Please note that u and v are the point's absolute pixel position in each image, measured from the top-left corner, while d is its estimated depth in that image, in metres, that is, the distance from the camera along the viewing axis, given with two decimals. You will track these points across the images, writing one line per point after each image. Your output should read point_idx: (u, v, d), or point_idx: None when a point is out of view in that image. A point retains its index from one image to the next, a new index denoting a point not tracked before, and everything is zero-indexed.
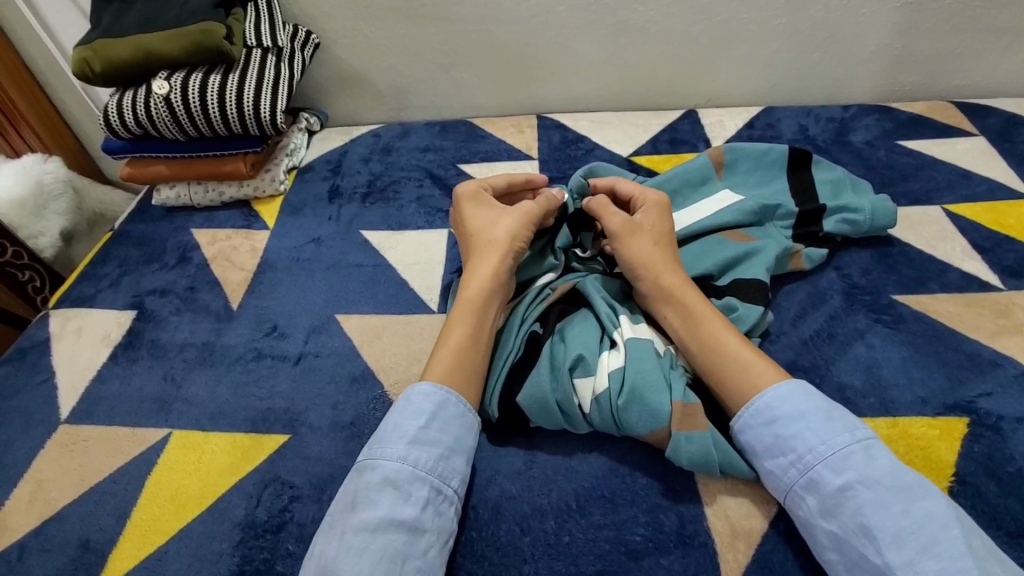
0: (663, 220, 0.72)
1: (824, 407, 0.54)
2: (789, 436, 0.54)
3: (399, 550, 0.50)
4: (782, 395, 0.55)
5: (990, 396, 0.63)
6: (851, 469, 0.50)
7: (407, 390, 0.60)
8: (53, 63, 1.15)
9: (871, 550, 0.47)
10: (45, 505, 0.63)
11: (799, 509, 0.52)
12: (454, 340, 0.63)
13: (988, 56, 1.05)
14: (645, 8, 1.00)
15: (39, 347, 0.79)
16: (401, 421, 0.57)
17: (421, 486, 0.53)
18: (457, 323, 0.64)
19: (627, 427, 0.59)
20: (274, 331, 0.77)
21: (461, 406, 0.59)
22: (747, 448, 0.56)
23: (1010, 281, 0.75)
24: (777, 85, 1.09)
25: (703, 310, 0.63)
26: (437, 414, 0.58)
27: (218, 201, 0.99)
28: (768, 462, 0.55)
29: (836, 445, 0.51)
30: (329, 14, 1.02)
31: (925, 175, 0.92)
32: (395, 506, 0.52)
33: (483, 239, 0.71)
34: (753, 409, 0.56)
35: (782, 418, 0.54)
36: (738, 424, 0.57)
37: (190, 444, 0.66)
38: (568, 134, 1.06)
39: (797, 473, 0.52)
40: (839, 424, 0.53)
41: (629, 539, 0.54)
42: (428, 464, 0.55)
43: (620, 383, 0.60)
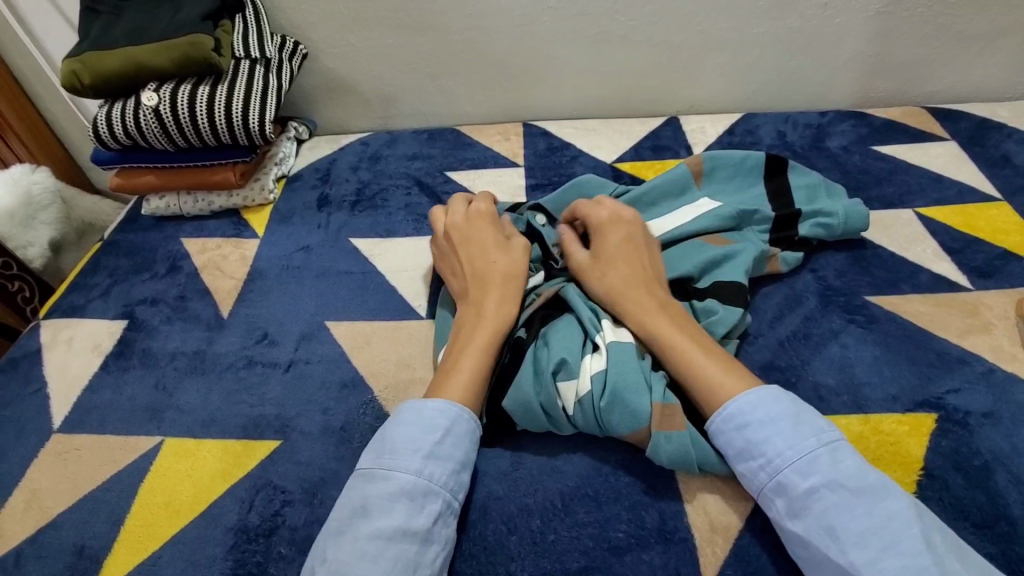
0: (618, 234, 0.73)
1: (793, 411, 0.55)
2: (759, 441, 0.55)
3: (412, 559, 0.51)
4: (751, 402, 0.56)
5: (958, 393, 0.66)
6: (818, 472, 0.51)
7: (419, 402, 0.60)
8: (38, 70, 1.15)
9: (835, 551, 0.49)
10: (41, 513, 0.64)
11: (771, 510, 0.54)
12: (473, 359, 0.63)
13: (958, 62, 1.08)
14: (626, 18, 1.02)
15: (31, 357, 0.80)
16: (415, 434, 0.57)
17: (434, 499, 0.55)
18: (478, 343, 0.64)
19: (609, 428, 0.61)
20: (265, 338, 0.78)
21: (473, 423, 0.60)
22: (720, 452, 0.58)
23: (978, 282, 0.78)
24: (757, 91, 1.12)
25: (662, 327, 0.64)
26: (451, 429, 0.58)
27: (208, 210, 1.00)
28: (740, 465, 0.56)
29: (803, 449, 0.53)
30: (316, 24, 1.04)
31: (898, 179, 0.95)
32: (409, 517, 0.53)
33: (498, 260, 0.72)
34: (720, 419, 0.57)
35: (752, 424, 0.56)
36: (711, 430, 0.58)
37: (183, 451, 0.68)
38: (553, 141, 1.08)
39: (767, 475, 0.54)
40: (807, 429, 0.54)
41: (612, 536, 0.56)
42: (441, 477, 0.56)
43: (602, 386, 0.62)
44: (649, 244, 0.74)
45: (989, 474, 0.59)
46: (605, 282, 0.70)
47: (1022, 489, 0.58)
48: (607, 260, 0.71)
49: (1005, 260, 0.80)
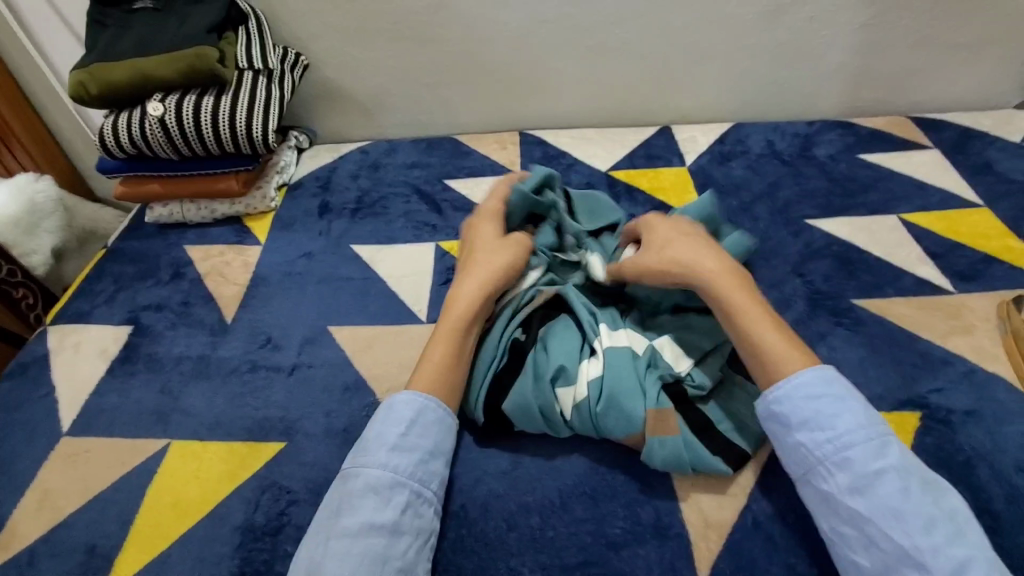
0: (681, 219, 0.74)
1: (862, 398, 0.58)
2: (832, 416, 0.56)
3: (380, 552, 0.53)
4: (828, 378, 0.58)
5: (941, 392, 0.68)
6: (887, 456, 0.54)
7: (389, 398, 0.63)
8: (36, 69, 1.15)
9: (899, 531, 0.51)
10: (51, 513, 0.65)
11: (823, 484, 0.55)
12: (437, 351, 0.65)
13: (942, 73, 1.12)
14: (620, 31, 1.05)
15: (39, 362, 0.81)
16: (382, 429, 0.60)
17: (401, 491, 0.57)
18: (441, 335, 0.66)
19: (605, 431, 0.63)
20: (268, 343, 0.80)
21: (441, 412, 0.62)
22: (783, 418, 0.58)
23: (960, 285, 0.81)
24: (747, 101, 1.15)
25: (737, 295, 0.63)
26: (417, 421, 0.61)
27: (211, 218, 1.02)
28: (802, 435, 0.57)
29: (876, 432, 0.55)
30: (318, 36, 1.07)
31: (884, 187, 0.98)
32: (375, 511, 0.55)
33: (476, 259, 0.74)
34: (795, 388, 0.58)
35: (827, 399, 0.57)
36: (777, 395, 0.59)
37: (189, 454, 0.69)
38: (549, 149, 1.10)
39: (832, 449, 0.55)
40: (875, 417, 0.57)
41: (609, 531, 0.58)
42: (407, 469, 0.58)
43: (598, 392, 0.64)
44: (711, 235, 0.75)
45: (972, 469, 0.62)
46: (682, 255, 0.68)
47: (1001, 484, 0.60)
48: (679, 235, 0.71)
49: (986, 264, 0.83)
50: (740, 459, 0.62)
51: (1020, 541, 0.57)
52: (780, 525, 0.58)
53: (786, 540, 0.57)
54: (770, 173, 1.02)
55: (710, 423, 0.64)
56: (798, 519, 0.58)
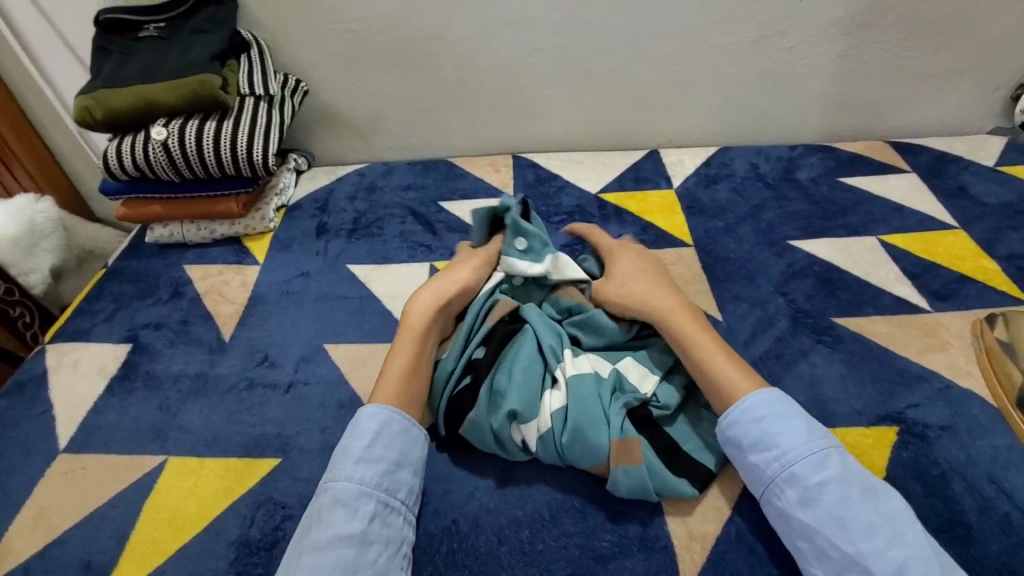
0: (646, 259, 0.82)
1: (804, 413, 0.61)
2: (775, 434, 0.60)
3: (349, 562, 0.54)
4: (770, 398, 0.62)
5: (918, 407, 0.71)
6: (828, 468, 0.57)
7: (355, 414, 0.65)
8: (38, 91, 1.18)
9: (845, 541, 0.53)
10: (47, 529, 0.66)
11: (776, 499, 0.58)
12: (398, 360, 0.69)
13: (917, 100, 1.17)
14: (609, 60, 1.10)
15: (37, 380, 0.83)
16: (348, 443, 0.62)
17: (368, 501, 0.58)
18: (399, 346, 0.70)
19: (571, 459, 0.64)
20: (266, 361, 0.82)
21: (405, 423, 0.64)
22: (734, 441, 0.62)
23: (936, 304, 0.84)
24: (732, 127, 1.19)
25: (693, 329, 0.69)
26: (381, 433, 0.63)
27: (210, 238, 1.04)
28: (752, 455, 0.60)
29: (816, 446, 0.58)
30: (317, 63, 1.11)
31: (863, 210, 1.02)
32: (344, 523, 0.56)
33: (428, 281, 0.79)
34: (742, 410, 0.62)
35: (770, 419, 0.60)
36: (727, 419, 0.62)
37: (186, 470, 0.70)
38: (541, 172, 1.14)
39: (779, 466, 0.58)
40: (817, 430, 0.60)
41: (597, 545, 0.60)
42: (374, 479, 0.60)
43: (564, 422, 0.65)
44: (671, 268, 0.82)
45: (946, 482, 0.64)
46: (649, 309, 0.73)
47: (975, 496, 0.63)
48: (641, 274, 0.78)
49: (961, 283, 0.87)
50: (701, 481, 0.63)
51: (991, 551, 0.59)
52: (762, 538, 0.60)
53: (769, 552, 0.59)
54: (754, 195, 1.06)
55: (673, 444, 0.65)
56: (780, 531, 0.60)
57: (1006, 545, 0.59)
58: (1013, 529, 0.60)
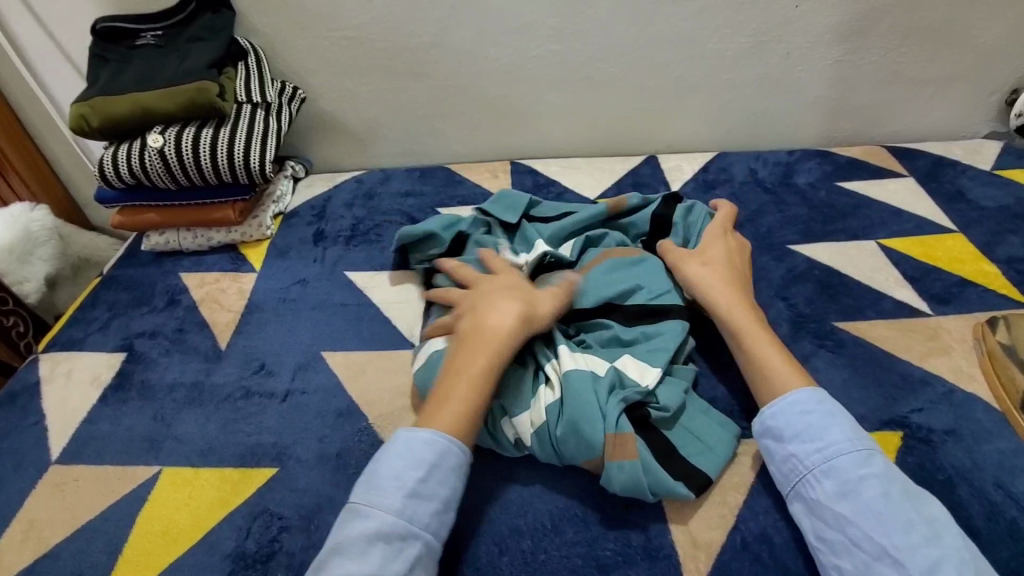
0: (715, 250, 0.81)
1: (849, 414, 0.62)
2: (821, 427, 0.60)
3: None
4: (820, 397, 0.62)
5: (922, 411, 0.70)
6: (871, 465, 0.57)
7: (409, 433, 0.60)
8: (35, 99, 1.18)
9: (879, 533, 0.53)
10: (38, 543, 0.65)
11: (811, 491, 0.58)
12: (464, 389, 0.63)
13: (913, 105, 1.17)
14: (607, 66, 1.10)
15: (30, 391, 0.81)
16: (400, 471, 0.58)
17: (413, 542, 0.55)
18: (470, 372, 0.64)
19: (567, 456, 0.63)
20: (262, 369, 0.81)
21: (461, 458, 0.60)
22: (776, 430, 0.62)
23: (937, 307, 0.84)
24: (730, 132, 1.19)
25: (747, 325, 0.70)
26: (438, 466, 0.58)
27: (206, 245, 1.03)
28: (793, 445, 0.61)
29: (861, 445, 0.59)
30: (316, 71, 1.11)
31: (862, 214, 1.02)
32: (384, 563, 0.53)
33: (500, 293, 0.72)
34: (789, 401, 0.63)
35: (817, 413, 0.61)
36: (772, 410, 0.63)
37: (180, 480, 0.69)
38: (540, 178, 1.14)
39: (820, 458, 0.59)
40: (862, 432, 0.61)
41: (600, 554, 0.59)
42: (422, 518, 0.56)
43: (558, 416, 0.65)
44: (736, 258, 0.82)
45: (953, 488, 0.63)
46: (683, 280, 0.78)
47: (982, 502, 0.62)
48: (704, 262, 0.78)
49: (962, 287, 0.86)
50: (693, 484, 0.62)
51: (1001, 557, 0.58)
52: (768, 546, 0.59)
53: (774, 561, 0.58)
54: (752, 201, 1.06)
55: (671, 449, 0.64)
56: (786, 538, 0.60)
57: (1015, 552, 0.58)
58: (1022, 536, 0.59)
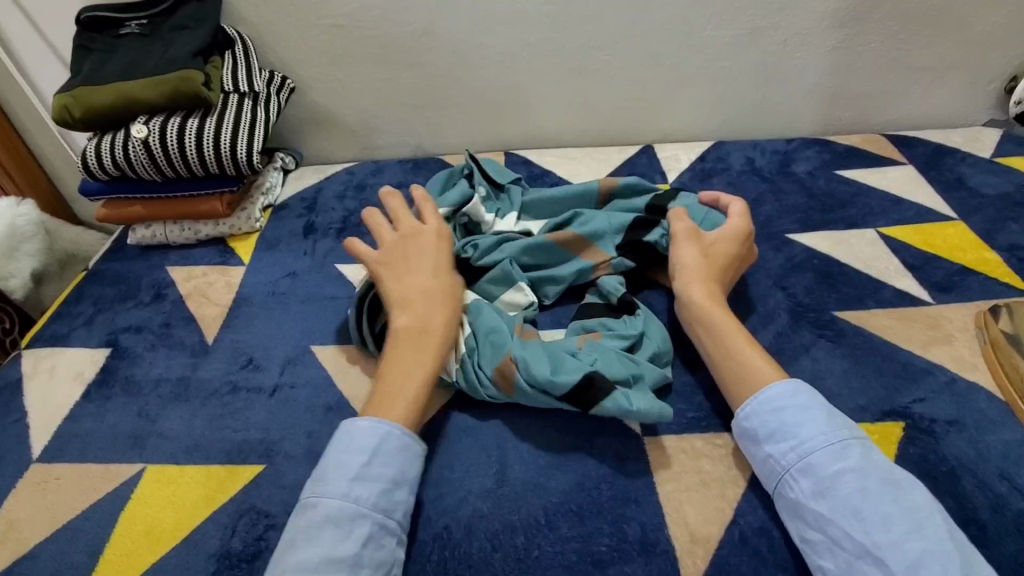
0: (723, 245, 0.77)
1: (826, 405, 0.60)
2: (794, 424, 0.59)
3: None
4: (794, 389, 0.61)
5: (924, 401, 0.69)
6: (847, 459, 0.55)
7: (348, 423, 0.60)
8: (19, 91, 1.15)
9: (858, 530, 0.52)
10: (17, 544, 0.63)
11: (791, 491, 0.57)
12: (415, 383, 0.63)
13: (913, 92, 1.15)
14: (602, 54, 1.08)
15: (11, 388, 0.79)
16: (342, 457, 0.58)
17: (362, 523, 0.55)
18: (418, 364, 0.64)
19: (482, 373, 0.69)
20: (250, 364, 0.79)
21: (406, 438, 0.60)
22: (752, 431, 0.61)
23: (938, 296, 0.82)
24: (727, 121, 1.17)
25: (728, 326, 0.68)
26: (380, 449, 0.59)
27: (194, 238, 1.01)
28: (769, 446, 0.60)
29: (836, 437, 0.57)
30: (305, 61, 1.08)
31: (861, 202, 1.00)
32: (334, 545, 0.53)
33: (426, 278, 0.72)
34: (761, 400, 0.62)
35: (789, 408, 0.60)
36: (745, 411, 0.62)
37: (165, 478, 0.67)
38: (534, 169, 1.12)
39: (795, 457, 0.57)
40: (840, 422, 0.59)
41: (595, 550, 0.57)
42: (369, 499, 0.56)
43: (474, 340, 0.71)
44: (741, 260, 0.79)
45: (956, 479, 0.62)
46: (672, 261, 0.76)
47: (987, 494, 0.61)
48: (705, 254, 0.76)
49: (963, 275, 0.85)
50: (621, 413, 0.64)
51: (1008, 551, 0.57)
52: (767, 541, 0.58)
53: (774, 556, 0.57)
54: (750, 190, 1.04)
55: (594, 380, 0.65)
56: (785, 532, 0.58)
57: (1022, 545, 0.57)
58: None
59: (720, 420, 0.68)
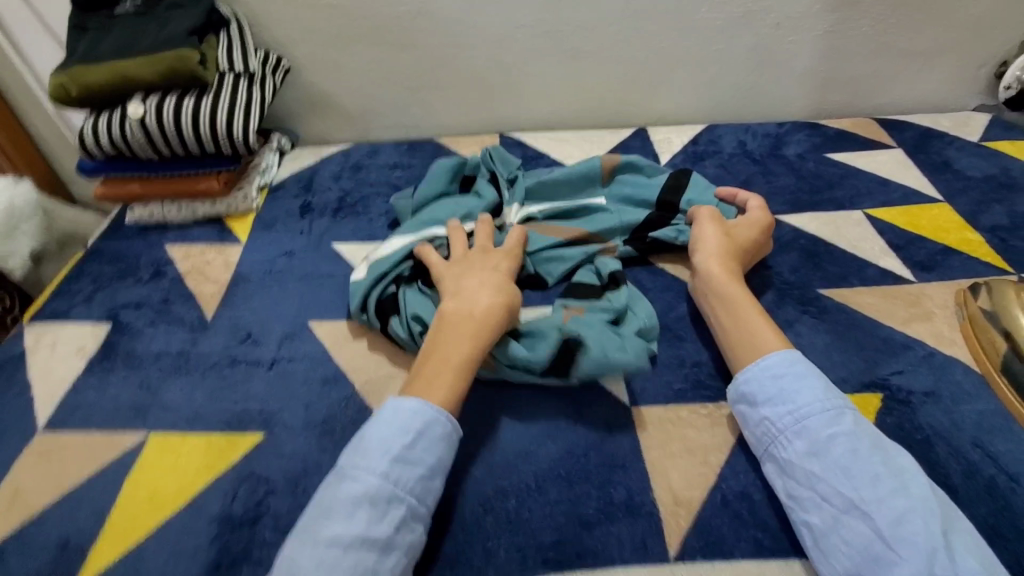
0: (746, 232, 0.81)
1: (822, 375, 0.63)
2: (793, 390, 0.62)
3: (368, 568, 0.51)
4: (792, 359, 0.64)
5: (902, 374, 0.71)
6: (840, 424, 0.59)
7: (394, 403, 0.61)
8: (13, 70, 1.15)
9: (848, 487, 0.55)
10: (23, 509, 0.65)
11: (785, 451, 0.60)
12: (453, 371, 0.64)
13: (903, 76, 1.17)
14: (596, 37, 1.09)
15: (14, 362, 0.81)
16: (386, 438, 0.58)
17: (398, 505, 0.55)
18: (460, 354, 0.65)
19: None
20: (249, 339, 0.80)
21: (447, 427, 0.61)
22: (750, 395, 0.64)
23: (920, 274, 0.84)
24: (720, 104, 1.19)
25: (741, 300, 0.71)
26: (422, 434, 0.59)
27: (192, 218, 1.02)
28: (766, 410, 0.62)
29: (831, 404, 0.60)
30: (301, 42, 1.09)
31: (848, 184, 1.02)
32: (369, 524, 0.53)
33: (490, 277, 0.74)
34: (762, 365, 0.65)
35: (788, 375, 0.63)
36: (745, 376, 0.65)
37: (167, 447, 0.69)
38: (529, 151, 1.13)
39: (792, 420, 0.60)
40: (835, 391, 0.62)
41: (583, 511, 0.60)
42: (407, 483, 0.57)
43: None
44: (762, 247, 0.82)
45: (930, 446, 0.64)
46: (694, 238, 0.81)
47: (960, 461, 0.63)
48: (729, 235, 0.79)
49: (945, 255, 0.87)
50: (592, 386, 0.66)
51: (978, 513, 0.59)
52: (748, 503, 0.60)
53: (754, 517, 0.59)
54: (741, 171, 1.06)
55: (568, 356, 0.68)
56: (765, 495, 0.61)
57: (991, 508, 0.59)
58: (998, 493, 0.61)
59: (705, 391, 0.70)
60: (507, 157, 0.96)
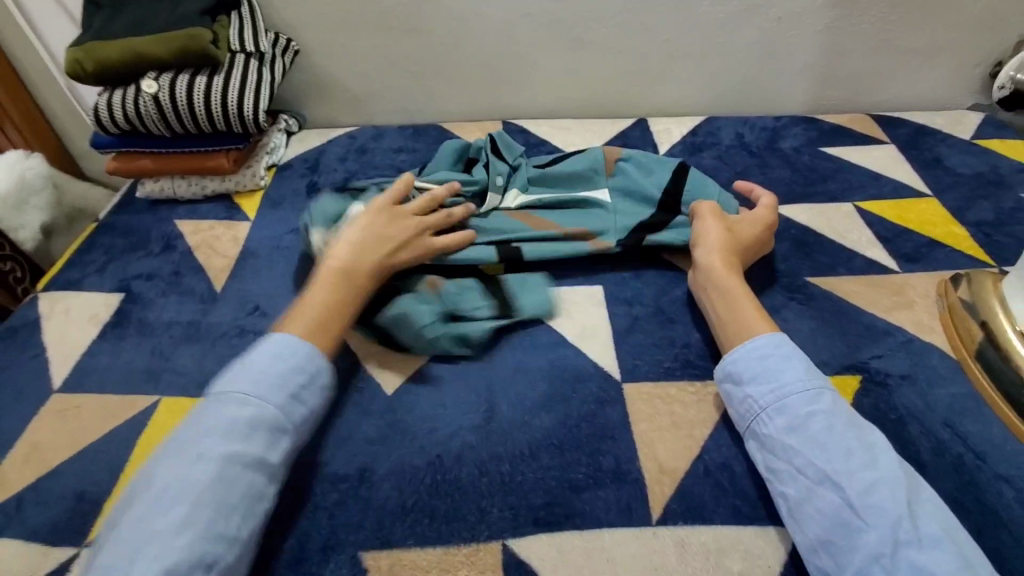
0: (748, 228, 0.83)
1: (805, 358, 0.67)
2: (777, 370, 0.65)
3: (252, 487, 0.57)
4: (779, 341, 0.67)
5: (882, 358, 0.75)
6: (819, 402, 0.62)
7: (292, 336, 0.67)
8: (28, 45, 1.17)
9: (822, 459, 0.58)
10: (41, 463, 0.68)
11: (765, 427, 0.63)
12: (318, 312, 0.70)
13: (900, 74, 1.19)
14: (600, 27, 1.11)
15: (30, 327, 0.84)
16: (285, 374, 0.64)
17: (282, 437, 0.61)
18: (335, 302, 0.71)
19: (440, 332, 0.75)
20: (257, 310, 0.84)
21: (320, 373, 0.67)
22: (736, 374, 0.67)
23: (905, 266, 0.87)
24: (720, 97, 1.21)
25: (735, 288, 0.74)
26: (314, 379, 0.66)
27: (201, 194, 1.05)
28: (750, 388, 0.65)
29: (812, 384, 0.63)
30: (311, 25, 1.11)
31: (841, 177, 1.05)
32: (254, 446, 0.59)
33: (403, 241, 0.78)
34: (751, 347, 0.68)
35: (774, 356, 0.66)
36: (734, 356, 0.68)
37: (179, 409, 0.73)
38: (531, 138, 1.15)
39: (774, 397, 0.63)
40: (816, 373, 0.65)
41: (573, 476, 0.63)
42: (291, 418, 0.63)
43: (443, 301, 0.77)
44: (762, 244, 0.85)
45: (903, 425, 0.68)
46: (696, 232, 0.83)
47: (931, 439, 0.67)
48: (730, 230, 0.82)
49: (930, 247, 0.90)
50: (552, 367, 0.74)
51: (945, 488, 0.63)
52: (728, 474, 0.64)
53: (734, 486, 0.63)
54: (738, 163, 1.09)
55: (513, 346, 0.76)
56: (745, 466, 0.65)
57: (958, 483, 0.63)
58: (965, 470, 0.64)
59: (693, 370, 0.73)
60: (511, 142, 0.99)
